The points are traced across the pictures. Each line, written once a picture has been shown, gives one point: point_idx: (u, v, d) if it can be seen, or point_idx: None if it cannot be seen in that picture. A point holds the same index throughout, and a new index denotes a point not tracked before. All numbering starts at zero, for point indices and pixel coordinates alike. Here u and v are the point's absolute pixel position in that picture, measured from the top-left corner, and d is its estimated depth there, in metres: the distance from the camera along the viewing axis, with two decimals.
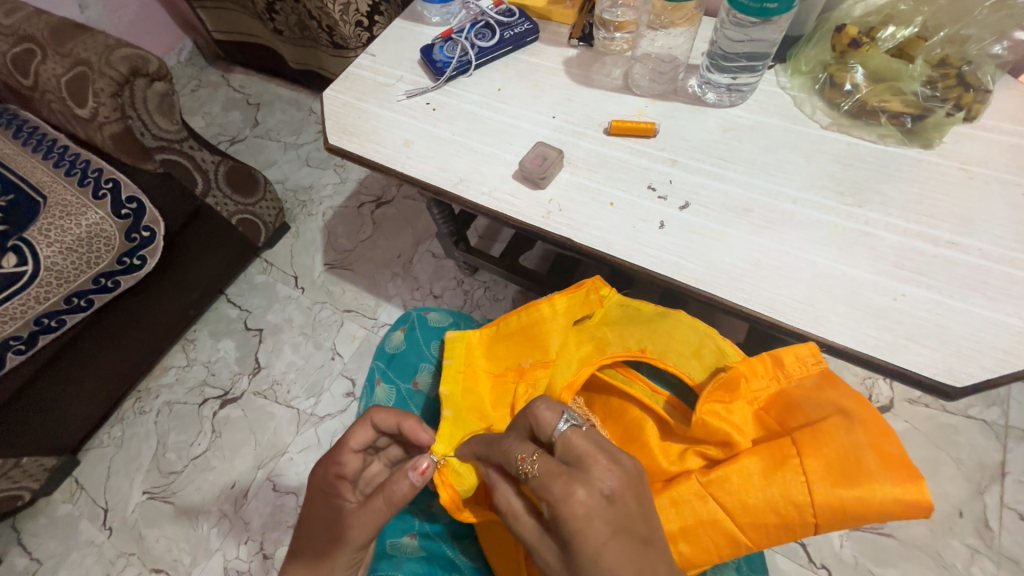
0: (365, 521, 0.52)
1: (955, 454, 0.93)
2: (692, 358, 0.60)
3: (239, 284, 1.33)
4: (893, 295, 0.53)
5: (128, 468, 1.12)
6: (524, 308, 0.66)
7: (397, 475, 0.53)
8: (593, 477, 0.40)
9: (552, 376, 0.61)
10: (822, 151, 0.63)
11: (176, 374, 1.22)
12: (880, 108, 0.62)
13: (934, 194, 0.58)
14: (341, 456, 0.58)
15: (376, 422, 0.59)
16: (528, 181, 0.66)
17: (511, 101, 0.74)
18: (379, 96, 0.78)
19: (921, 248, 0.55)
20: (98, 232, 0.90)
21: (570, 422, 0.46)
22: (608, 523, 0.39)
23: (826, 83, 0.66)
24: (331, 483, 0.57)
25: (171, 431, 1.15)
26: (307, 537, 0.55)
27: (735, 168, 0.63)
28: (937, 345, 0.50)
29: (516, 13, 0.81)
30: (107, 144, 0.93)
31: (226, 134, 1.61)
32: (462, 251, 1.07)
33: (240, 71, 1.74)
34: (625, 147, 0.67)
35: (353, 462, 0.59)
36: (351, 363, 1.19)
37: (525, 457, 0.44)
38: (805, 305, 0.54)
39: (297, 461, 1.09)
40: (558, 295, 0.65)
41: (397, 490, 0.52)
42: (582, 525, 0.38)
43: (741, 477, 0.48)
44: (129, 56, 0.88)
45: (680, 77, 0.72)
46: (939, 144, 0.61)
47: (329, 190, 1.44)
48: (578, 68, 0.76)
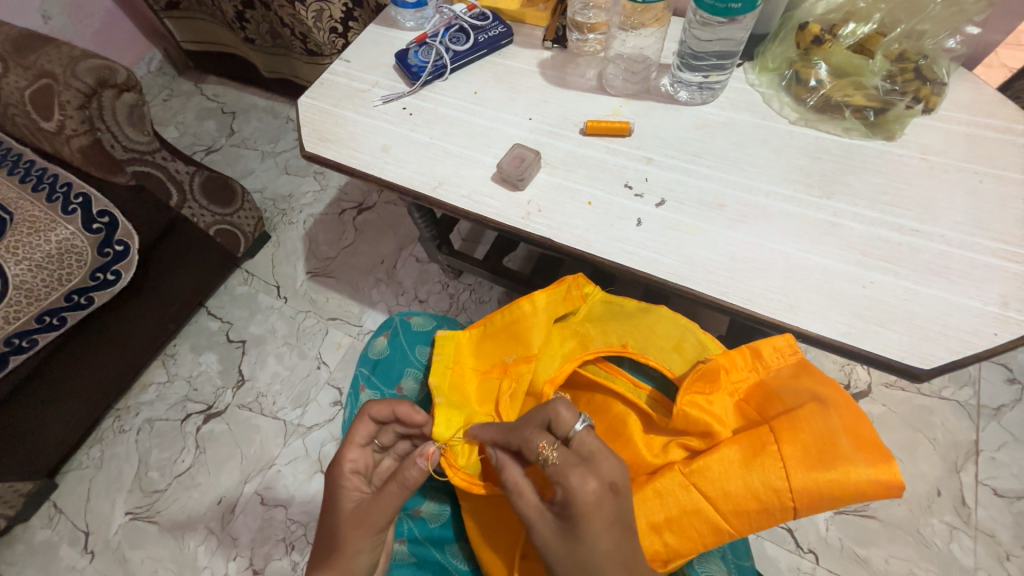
0: (384, 505, 0.53)
1: (931, 435, 0.96)
2: (672, 352, 0.61)
3: (219, 296, 1.30)
4: (863, 283, 0.54)
5: (109, 489, 1.09)
6: (507, 307, 0.66)
7: (407, 462, 0.55)
8: (601, 471, 0.46)
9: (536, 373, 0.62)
10: (791, 145, 0.65)
11: (157, 391, 1.19)
12: (844, 103, 0.64)
13: (898, 184, 0.60)
14: (350, 454, 0.58)
15: (377, 415, 0.59)
16: (507, 182, 0.67)
17: (488, 104, 0.75)
18: (355, 102, 0.78)
19: (888, 236, 0.57)
20: (69, 247, 0.87)
21: (586, 423, 0.49)
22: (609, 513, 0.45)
23: (792, 79, 0.67)
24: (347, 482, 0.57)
25: (153, 449, 1.13)
26: (327, 534, 0.55)
27: (708, 164, 0.65)
28: (905, 329, 0.52)
29: (489, 17, 0.81)
30: (73, 157, 0.91)
31: (201, 144, 1.58)
32: (446, 255, 1.07)
33: (214, 79, 1.72)
34: (602, 146, 0.68)
35: (361, 457, 0.59)
36: (338, 372, 1.18)
37: (547, 446, 0.48)
38: (780, 295, 0.55)
39: (285, 473, 1.07)
40: (540, 292, 0.66)
41: (410, 476, 0.54)
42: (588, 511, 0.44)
43: (721, 465, 0.50)
44: (96, 67, 0.87)
45: (653, 77, 0.73)
46: (901, 136, 0.63)
47: (309, 198, 1.43)
48: (552, 70, 0.77)
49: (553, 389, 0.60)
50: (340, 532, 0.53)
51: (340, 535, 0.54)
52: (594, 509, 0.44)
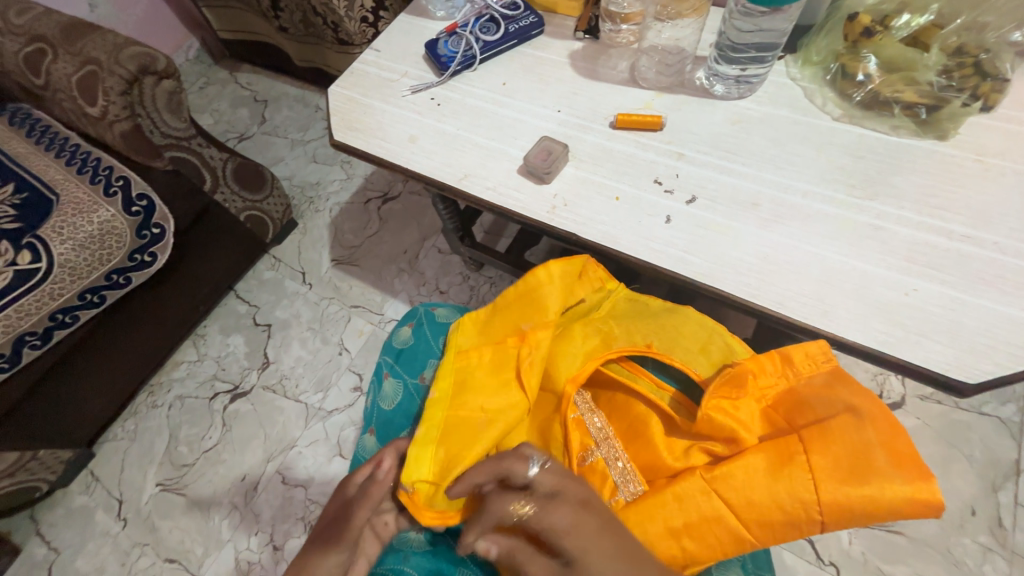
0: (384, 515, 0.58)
1: (968, 452, 0.92)
2: (699, 354, 0.59)
3: (247, 280, 1.34)
4: (905, 290, 0.52)
5: (142, 461, 1.14)
6: (520, 277, 0.66)
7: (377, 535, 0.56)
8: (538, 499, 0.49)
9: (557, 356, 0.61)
10: (832, 142, 0.62)
11: (188, 369, 1.24)
12: (894, 99, 0.60)
13: (950, 187, 0.56)
14: (366, 470, 0.63)
15: (402, 450, 0.63)
16: (533, 176, 0.66)
17: (517, 95, 0.74)
18: (384, 91, 0.78)
19: (936, 242, 0.54)
20: (109, 229, 0.91)
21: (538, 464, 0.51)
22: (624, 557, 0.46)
23: (837, 73, 0.64)
24: (354, 494, 0.61)
25: (183, 424, 1.17)
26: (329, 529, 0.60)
27: (743, 162, 0.62)
28: (949, 340, 0.49)
29: (521, 6, 0.80)
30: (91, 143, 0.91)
31: (234, 131, 1.62)
32: (468, 246, 1.07)
33: (247, 68, 1.76)
34: (632, 141, 0.66)
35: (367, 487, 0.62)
36: (359, 359, 1.20)
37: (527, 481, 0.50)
38: (814, 300, 0.53)
39: (306, 455, 1.10)
40: (553, 262, 0.65)
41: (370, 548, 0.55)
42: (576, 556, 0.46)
43: (746, 473, 0.48)
44: (137, 54, 0.89)
45: (687, 70, 0.71)
46: (955, 135, 0.59)
47: (335, 186, 1.45)
48: (583, 62, 0.75)
49: (575, 388, 0.59)
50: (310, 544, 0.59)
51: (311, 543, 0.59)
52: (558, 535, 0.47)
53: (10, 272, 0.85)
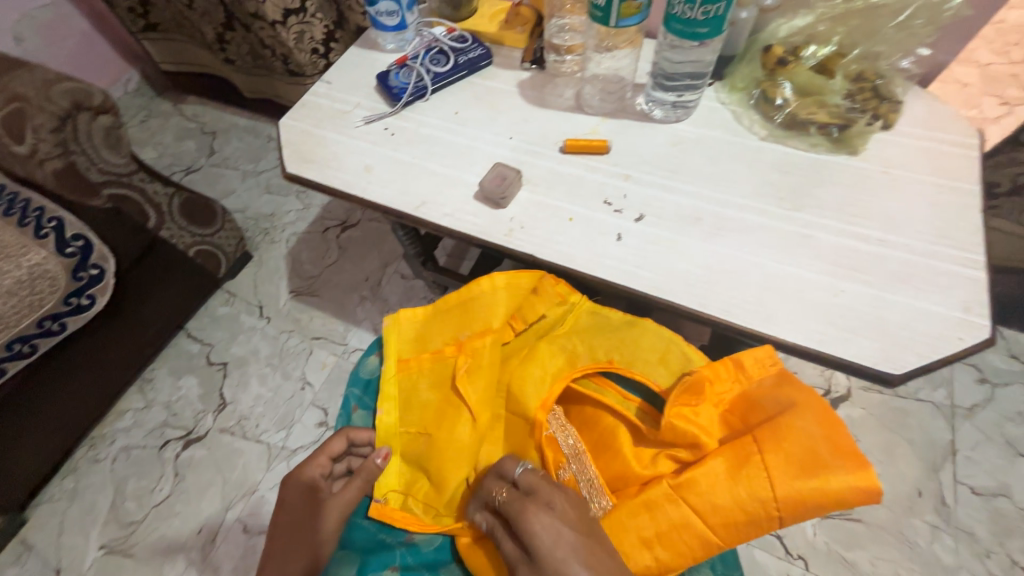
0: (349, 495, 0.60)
1: (909, 436, 0.99)
2: (659, 365, 0.60)
3: (199, 318, 1.28)
4: (834, 291, 0.57)
5: (82, 522, 1.04)
6: (462, 285, 0.67)
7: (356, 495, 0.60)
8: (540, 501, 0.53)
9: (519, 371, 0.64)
10: (761, 160, 0.67)
11: (134, 417, 1.15)
12: (809, 120, 0.67)
13: (863, 196, 0.63)
14: (317, 462, 0.63)
15: (352, 436, 0.64)
16: (489, 201, 0.68)
17: (469, 124, 0.76)
18: (337, 122, 0.79)
19: (856, 246, 0.59)
20: (42, 273, 0.85)
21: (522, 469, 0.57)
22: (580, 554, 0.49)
23: (760, 98, 0.70)
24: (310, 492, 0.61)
25: (130, 478, 1.09)
26: (287, 528, 0.59)
27: (684, 180, 0.67)
28: (876, 335, 0.54)
29: (469, 39, 0.83)
30: (26, 178, 0.84)
31: (180, 163, 1.56)
32: (431, 271, 1.07)
33: (193, 99, 1.71)
34: (581, 164, 0.70)
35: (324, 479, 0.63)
36: (323, 392, 1.16)
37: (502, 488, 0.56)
38: (756, 306, 0.57)
39: (269, 498, 1.04)
40: (499, 273, 0.67)
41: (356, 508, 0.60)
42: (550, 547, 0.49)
43: (709, 478, 0.51)
44: (70, 90, 0.86)
45: (628, 96, 0.76)
46: (864, 150, 0.66)
47: (292, 216, 1.42)
48: (531, 91, 0.79)
49: (544, 414, 0.61)
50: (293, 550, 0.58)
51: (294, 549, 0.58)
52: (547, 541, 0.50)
53: None
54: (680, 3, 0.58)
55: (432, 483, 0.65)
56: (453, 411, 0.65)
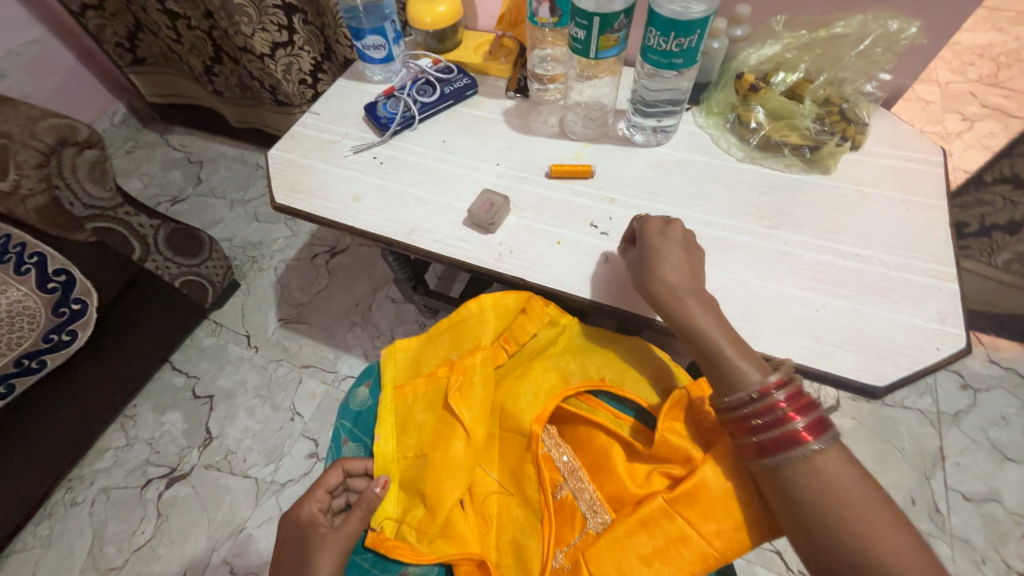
0: (348, 526, 0.58)
1: (899, 445, 1.00)
2: (648, 382, 0.61)
3: (185, 349, 1.25)
4: (815, 306, 0.58)
5: (58, 571, 0.99)
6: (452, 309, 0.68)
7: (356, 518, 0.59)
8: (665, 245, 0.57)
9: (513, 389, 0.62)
10: (739, 180, 0.70)
11: (115, 456, 1.11)
12: (782, 142, 0.70)
13: (838, 213, 0.65)
14: (314, 497, 0.61)
15: (347, 467, 0.64)
16: (478, 227, 0.69)
17: (457, 151, 0.78)
18: (325, 152, 0.80)
19: (835, 262, 0.61)
20: (21, 309, 0.83)
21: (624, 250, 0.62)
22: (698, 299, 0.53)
23: (735, 122, 0.74)
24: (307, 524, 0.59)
25: (109, 521, 1.04)
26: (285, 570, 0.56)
27: (667, 202, 0.69)
28: (858, 348, 0.55)
29: (454, 70, 0.86)
30: (7, 215, 0.81)
31: (167, 194, 1.56)
32: (421, 295, 1.08)
33: (180, 130, 1.72)
34: (567, 188, 0.72)
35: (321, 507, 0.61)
36: (313, 422, 1.13)
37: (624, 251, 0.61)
38: (742, 323, 0.58)
39: (257, 537, 1.01)
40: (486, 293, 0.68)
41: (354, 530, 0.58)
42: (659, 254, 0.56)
43: (703, 488, 0.50)
44: (57, 126, 0.86)
45: (610, 122, 0.79)
46: (835, 169, 0.69)
47: (280, 243, 1.42)
48: (516, 118, 0.81)
49: (541, 426, 0.59)
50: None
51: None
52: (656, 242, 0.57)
53: None
54: (655, 36, 0.61)
55: (426, 511, 0.60)
56: (449, 430, 0.62)
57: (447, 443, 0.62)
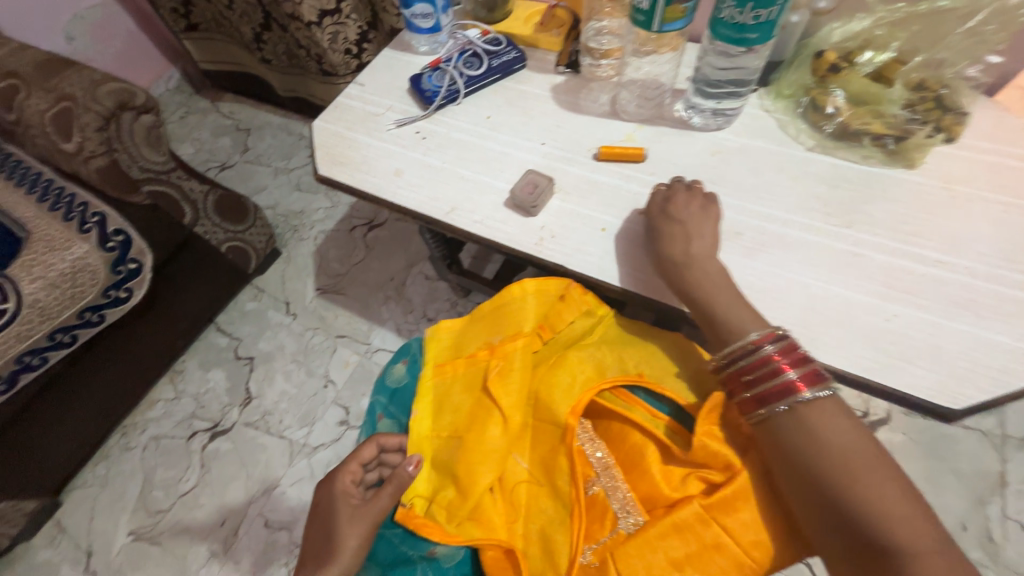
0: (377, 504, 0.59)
1: (955, 466, 0.93)
2: (688, 381, 0.59)
3: (228, 312, 1.31)
4: (886, 316, 0.53)
5: (114, 508, 1.08)
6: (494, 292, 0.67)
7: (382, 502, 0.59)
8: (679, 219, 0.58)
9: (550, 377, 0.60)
10: (808, 171, 0.64)
11: (164, 407, 1.19)
12: (863, 131, 0.63)
13: (921, 213, 0.59)
14: (348, 470, 0.62)
15: (382, 443, 0.63)
16: (519, 209, 0.66)
17: (501, 128, 0.75)
18: (368, 125, 0.79)
19: (912, 267, 0.55)
20: (84, 267, 0.88)
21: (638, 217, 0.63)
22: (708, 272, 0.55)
23: (808, 107, 0.67)
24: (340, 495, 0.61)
25: (158, 467, 1.12)
26: (323, 533, 0.60)
27: (724, 192, 0.64)
28: (933, 365, 0.50)
29: (503, 42, 0.82)
30: (83, 175, 0.94)
31: (215, 160, 1.60)
32: (455, 274, 1.07)
33: (229, 97, 1.75)
34: (616, 172, 0.68)
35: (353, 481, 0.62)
36: (345, 391, 1.17)
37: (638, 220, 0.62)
38: (800, 328, 0.54)
39: (290, 494, 1.06)
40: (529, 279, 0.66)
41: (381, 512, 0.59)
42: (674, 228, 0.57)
43: (744, 494, 0.50)
44: (115, 90, 0.89)
45: (667, 102, 0.73)
46: (922, 164, 0.62)
47: (320, 214, 1.44)
48: (565, 95, 0.77)
49: (575, 420, 0.57)
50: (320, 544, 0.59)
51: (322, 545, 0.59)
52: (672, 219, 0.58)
53: None
54: (729, 7, 0.55)
55: (456, 492, 0.60)
56: (484, 415, 0.61)
57: (481, 427, 0.60)
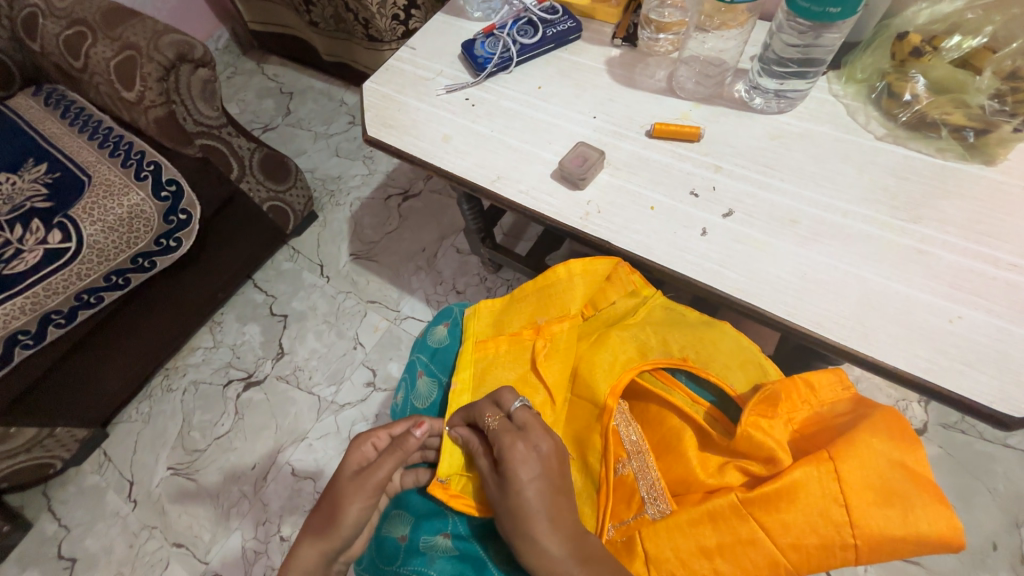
0: (381, 470, 0.57)
1: (991, 484, 0.90)
2: (737, 369, 0.58)
3: (265, 270, 1.35)
4: (948, 317, 0.51)
5: (155, 444, 1.15)
6: (540, 273, 0.68)
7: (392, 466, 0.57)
8: (530, 438, 0.53)
9: (591, 356, 0.61)
10: (874, 162, 0.61)
11: (203, 355, 1.25)
12: (941, 121, 0.59)
13: (996, 214, 0.55)
14: (376, 433, 0.61)
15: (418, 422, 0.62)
16: (567, 181, 0.66)
17: (552, 100, 0.74)
18: (418, 89, 0.78)
19: (981, 269, 0.53)
20: (138, 213, 0.93)
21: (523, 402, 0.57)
22: (543, 473, 0.51)
23: (883, 92, 0.64)
24: (359, 455, 0.59)
25: (196, 410, 1.18)
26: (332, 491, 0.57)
27: (782, 177, 0.61)
28: (995, 371, 0.48)
29: (559, 11, 0.80)
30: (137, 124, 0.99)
31: (259, 121, 1.64)
32: (489, 248, 1.07)
33: (275, 60, 1.77)
34: (668, 151, 0.66)
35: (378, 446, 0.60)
36: (373, 354, 1.20)
37: (492, 414, 0.57)
38: (853, 323, 0.52)
39: (316, 447, 1.10)
40: (574, 260, 0.67)
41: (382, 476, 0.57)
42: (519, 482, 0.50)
43: (789, 494, 0.47)
44: (176, 42, 0.91)
45: (727, 82, 0.70)
46: (1003, 160, 0.58)
47: (357, 181, 1.46)
48: (620, 69, 0.75)
49: (615, 401, 0.57)
50: (331, 505, 0.56)
51: (334, 504, 0.56)
52: (521, 450, 0.52)
53: (41, 250, 0.87)
54: None
55: None
56: (527, 390, 0.62)
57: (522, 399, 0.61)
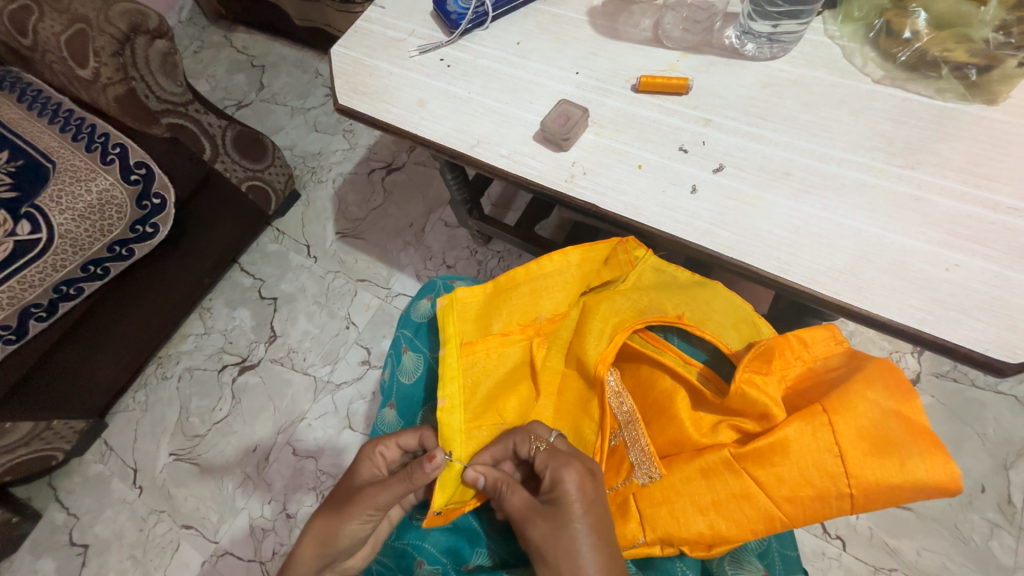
0: (385, 492, 0.54)
1: (981, 430, 0.91)
2: (731, 329, 0.57)
3: (251, 253, 1.32)
4: (945, 265, 0.49)
5: (155, 431, 1.15)
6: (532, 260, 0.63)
7: (392, 481, 0.54)
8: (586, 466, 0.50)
9: (583, 345, 0.57)
10: (871, 107, 0.58)
11: (196, 341, 1.24)
12: (942, 58, 0.56)
13: (995, 154, 0.53)
14: (384, 444, 0.60)
15: (426, 439, 0.60)
16: (550, 142, 0.62)
17: (532, 56, 0.69)
18: (390, 51, 0.74)
19: (979, 214, 0.51)
20: (109, 198, 0.89)
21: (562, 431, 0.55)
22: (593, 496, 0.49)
23: (881, 31, 0.60)
24: (370, 463, 0.59)
25: (193, 396, 1.18)
26: (338, 502, 0.56)
27: (774, 128, 0.58)
28: (992, 318, 0.47)
29: None
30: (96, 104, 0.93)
31: (232, 98, 1.56)
32: (476, 219, 1.04)
33: (242, 30, 1.68)
34: (655, 105, 0.62)
35: (390, 454, 0.60)
36: (366, 333, 1.19)
37: (537, 437, 0.54)
38: (848, 276, 0.50)
39: (316, 427, 1.11)
40: (572, 248, 0.63)
41: (383, 495, 0.54)
42: (570, 500, 0.48)
43: (783, 448, 0.46)
44: (128, 11, 0.85)
45: (716, 27, 0.66)
46: (1005, 99, 0.56)
47: (338, 156, 1.41)
48: (602, 19, 0.70)
49: (605, 369, 0.55)
50: (331, 508, 0.56)
51: (333, 509, 0.55)
52: (576, 488, 0.48)
53: (10, 242, 0.83)
54: None
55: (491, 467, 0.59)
56: (525, 394, 0.62)
57: (515, 396, 0.61)
